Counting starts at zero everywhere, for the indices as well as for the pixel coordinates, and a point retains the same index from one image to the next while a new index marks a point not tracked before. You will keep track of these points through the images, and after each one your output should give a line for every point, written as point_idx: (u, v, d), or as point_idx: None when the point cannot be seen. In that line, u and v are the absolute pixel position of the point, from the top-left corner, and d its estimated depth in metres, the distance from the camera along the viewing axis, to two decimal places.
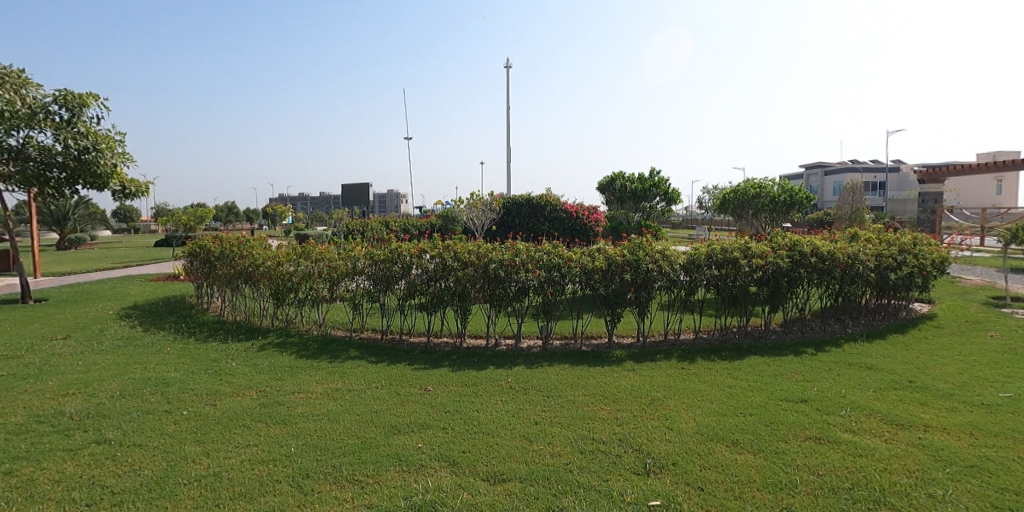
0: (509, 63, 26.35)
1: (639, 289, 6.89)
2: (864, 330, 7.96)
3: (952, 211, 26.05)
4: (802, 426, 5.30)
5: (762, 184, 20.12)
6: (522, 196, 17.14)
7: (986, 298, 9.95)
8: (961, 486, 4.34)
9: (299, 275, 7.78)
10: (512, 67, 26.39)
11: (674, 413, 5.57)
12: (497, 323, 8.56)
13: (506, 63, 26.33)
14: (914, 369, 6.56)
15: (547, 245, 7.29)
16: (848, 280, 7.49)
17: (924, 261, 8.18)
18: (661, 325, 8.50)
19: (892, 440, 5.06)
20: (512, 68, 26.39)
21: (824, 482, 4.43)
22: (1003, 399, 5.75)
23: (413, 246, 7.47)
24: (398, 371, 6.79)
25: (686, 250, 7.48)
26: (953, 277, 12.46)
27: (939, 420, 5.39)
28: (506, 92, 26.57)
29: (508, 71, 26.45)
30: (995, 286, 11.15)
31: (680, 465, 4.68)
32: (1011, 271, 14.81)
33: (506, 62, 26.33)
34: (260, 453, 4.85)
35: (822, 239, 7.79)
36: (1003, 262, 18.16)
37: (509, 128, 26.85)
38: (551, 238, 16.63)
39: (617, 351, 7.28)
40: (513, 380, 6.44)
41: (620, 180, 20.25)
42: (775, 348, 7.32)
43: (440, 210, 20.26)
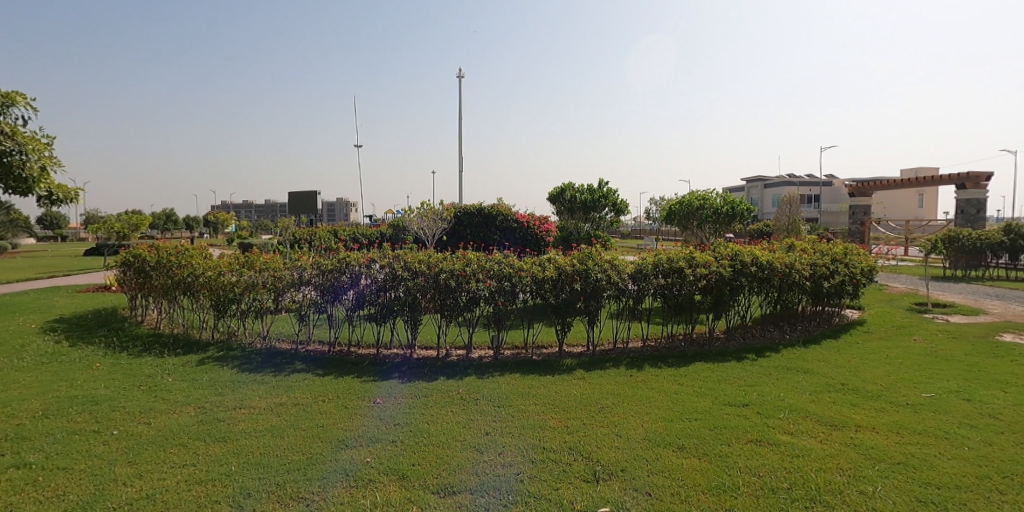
0: (464, 70, 26.35)
1: (588, 298, 6.94)
2: (801, 336, 8.28)
3: (880, 223, 27.70)
4: (744, 430, 5.52)
5: (705, 196, 20.87)
6: (474, 206, 17.08)
7: (909, 304, 10.63)
8: (889, 483, 4.70)
9: (241, 285, 7.46)
10: (465, 73, 26.41)
11: (623, 421, 5.66)
12: (448, 333, 8.45)
13: (461, 68, 26.27)
14: (846, 372, 6.92)
15: (498, 254, 7.24)
16: (786, 288, 7.80)
17: (854, 270, 8.64)
18: (610, 333, 8.58)
19: (826, 441, 5.37)
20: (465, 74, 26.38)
21: (764, 483, 4.67)
22: (926, 399, 6.21)
23: (362, 255, 7.27)
24: (345, 383, 6.60)
25: (634, 260, 7.59)
26: (879, 285, 13.25)
27: (869, 420, 5.76)
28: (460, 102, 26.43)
29: (461, 79, 26.42)
30: (918, 293, 11.93)
31: (629, 471, 4.78)
32: (929, 279, 15.95)
33: (461, 69, 26.31)
34: (199, 472, 4.62)
35: (760, 249, 8.10)
36: (925, 270, 19.49)
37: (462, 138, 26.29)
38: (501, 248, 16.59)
39: (567, 360, 7.31)
40: (464, 390, 6.36)
41: (570, 191, 20.51)
42: (719, 354, 7.52)
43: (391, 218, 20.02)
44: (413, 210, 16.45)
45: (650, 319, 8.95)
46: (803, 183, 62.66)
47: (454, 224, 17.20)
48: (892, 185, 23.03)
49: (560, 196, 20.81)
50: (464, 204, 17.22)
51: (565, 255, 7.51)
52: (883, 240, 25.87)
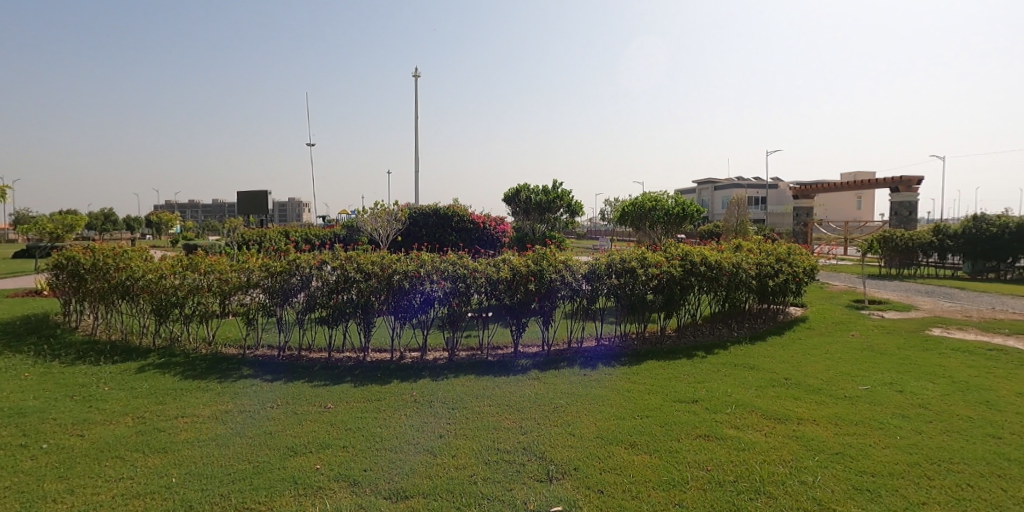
0: (418, 73, 24.68)
1: (543, 299, 6.98)
2: (748, 333, 8.56)
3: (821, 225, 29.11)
4: (693, 426, 5.66)
5: (657, 198, 21.35)
6: (429, 206, 16.84)
7: (847, 301, 11.18)
8: (828, 472, 4.91)
9: (184, 288, 7.17)
10: (419, 76, 24.71)
11: (577, 419, 5.71)
12: (402, 336, 8.34)
13: (416, 71, 24.56)
14: (790, 368, 7.19)
15: (452, 255, 7.18)
16: (733, 287, 8.05)
17: (797, 269, 9.01)
18: (565, 333, 8.65)
19: (771, 434, 5.56)
20: (420, 77, 24.62)
21: (712, 476, 4.80)
22: (862, 391, 6.53)
23: (312, 256, 7.08)
24: (295, 389, 6.41)
25: (588, 260, 7.68)
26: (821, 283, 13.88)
27: (810, 412, 6.01)
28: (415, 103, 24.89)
29: (417, 79, 24.71)
30: (855, 290, 12.57)
31: (581, 470, 4.82)
32: (865, 277, 16.86)
33: (416, 72, 24.64)
34: (136, 486, 4.39)
35: (709, 249, 8.34)
36: (862, 269, 20.58)
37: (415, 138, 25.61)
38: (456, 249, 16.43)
39: (522, 361, 7.33)
40: (418, 393, 6.28)
41: (525, 192, 20.68)
42: (670, 352, 7.70)
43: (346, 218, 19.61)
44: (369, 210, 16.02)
45: (604, 319, 9.07)
46: (753, 186, 65.08)
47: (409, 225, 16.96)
48: (833, 187, 24.21)
49: (516, 197, 21.03)
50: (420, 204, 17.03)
51: (519, 255, 7.52)
52: (824, 241, 27.18)
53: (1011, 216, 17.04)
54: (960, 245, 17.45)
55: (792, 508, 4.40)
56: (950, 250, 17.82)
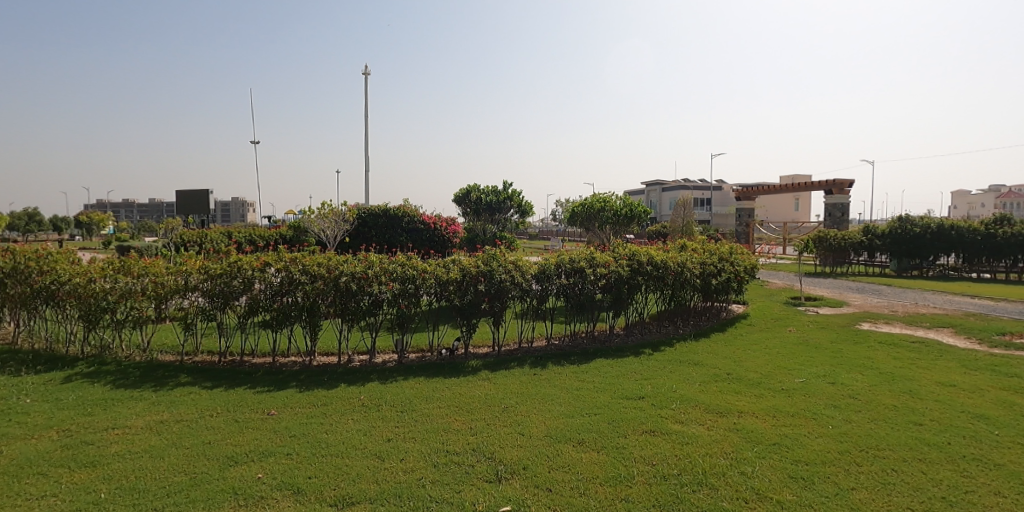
0: (368, 71, 23.15)
1: (493, 300, 7.01)
2: (693, 330, 8.84)
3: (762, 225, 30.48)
4: (639, 422, 5.79)
5: (605, 199, 21.59)
6: (379, 206, 16.13)
7: (785, 298, 11.73)
8: (766, 462, 5.13)
9: (115, 293, 6.80)
10: (368, 74, 23.20)
11: (526, 419, 5.75)
12: (350, 339, 8.17)
13: (365, 71, 23.12)
14: (732, 363, 7.47)
15: (401, 256, 7.09)
16: (678, 286, 8.30)
17: (738, 268, 9.37)
18: (515, 333, 8.68)
19: (713, 427, 5.76)
20: (369, 76, 23.19)
21: (657, 471, 4.92)
22: (798, 384, 6.86)
23: (255, 258, 6.84)
24: (236, 395, 6.19)
25: (538, 260, 7.73)
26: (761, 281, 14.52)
27: (750, 405, 6.26)
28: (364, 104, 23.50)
29: (367, 78, 23.23)
30: (792, 288, 13.21)
31: (530, 469, 4.86)
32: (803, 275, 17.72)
33: (365, 69, 23.10)
34: (60, 504, 4.12)
35: (656, 249, 8.56)
36: (800, 266, 21.66)
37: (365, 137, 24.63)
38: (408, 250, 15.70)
39: (473, 361, 7.31)
40: (366, 397, 6.17)
41: (476, 192, 20.77)
42: (618, 350, 7.85)
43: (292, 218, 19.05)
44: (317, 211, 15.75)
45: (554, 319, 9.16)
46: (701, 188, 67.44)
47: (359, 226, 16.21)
48: (773, 189, 25.38)
49: (467, 198, 21.05)
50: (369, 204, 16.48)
51: (470, 256, 7.51)
52: (764, 241, 28.47)
53: (931, 217, 18.47)
54: (887, 244, 18.50)
55: (733, 498, 4.57)
56: (878, 249, 18.84)
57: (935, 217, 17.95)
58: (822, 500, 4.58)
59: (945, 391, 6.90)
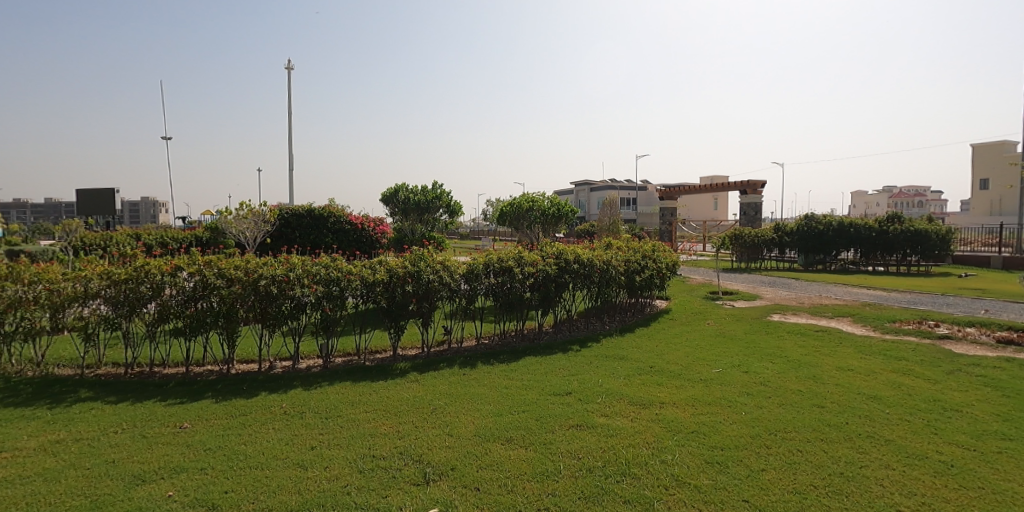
0: (290, 65, 22.59)
1: (421, 300, 6.96)
2: (618, 325, 9.16)
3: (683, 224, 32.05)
4: (566, 417, 5.94)
5: (533, 199, 22.05)
6: (302, 206, 15.31)
7: (705, 293, 12.39)
8: (684, 450, 5.40)
9: (2, 302, 6.19)
10: (291, 69, 22.66)
11: (455, 420, 5.76)
12: (272, 345, 7.87)
13: (288, 64, 22.51)
14: (654, 356, 7.81)
15: (325, 257, 6.89)
16: (604, 283, 8.59)
17: (660, 264, 9.80)
18: (444, 334, 8.67)
19: (636, 419, 6.00)
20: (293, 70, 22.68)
21: (583, 464, 5.07)
22: (714, 374, 7.27)
23: (164, 262, 6.42)
24: (145, 409, 5.81)
25: (466, 260, 7.74)
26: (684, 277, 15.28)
27: (670, 396, 6.58)
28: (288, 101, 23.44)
29: (288, 73, 22.70)
30: (711, 283, 13.99)
31: (458, 469, 4.87)
32: (720, 271, 18.81)
33: (287, 64, 22.53)
34: None
35: (582, 248, 8.80)
36: (719, 262, 22.96)
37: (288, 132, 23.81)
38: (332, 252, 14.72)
39: (401, 363, 7.23)
40: (288, 405, 5.96)
41: (405, 191, 20.07)
42: (546, 347, 8.01)
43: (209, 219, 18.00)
44: (238, 211, 15.00)
45: (484, 318, 9.22)
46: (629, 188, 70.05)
47: (282, 227, 15.20)
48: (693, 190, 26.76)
49: (395, 198, 20.60)
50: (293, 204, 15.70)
51: (398, 256, 7.41)
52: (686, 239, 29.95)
53: (832, 214, 20.28)
54: (795, 241, 20.19)
55: (654, 486, 4.78)
56: (787, 245, 20.55)
57: (835, 215, 19.63)
58: (735, 483, 4.87)
59: (843, 375, 7.54)
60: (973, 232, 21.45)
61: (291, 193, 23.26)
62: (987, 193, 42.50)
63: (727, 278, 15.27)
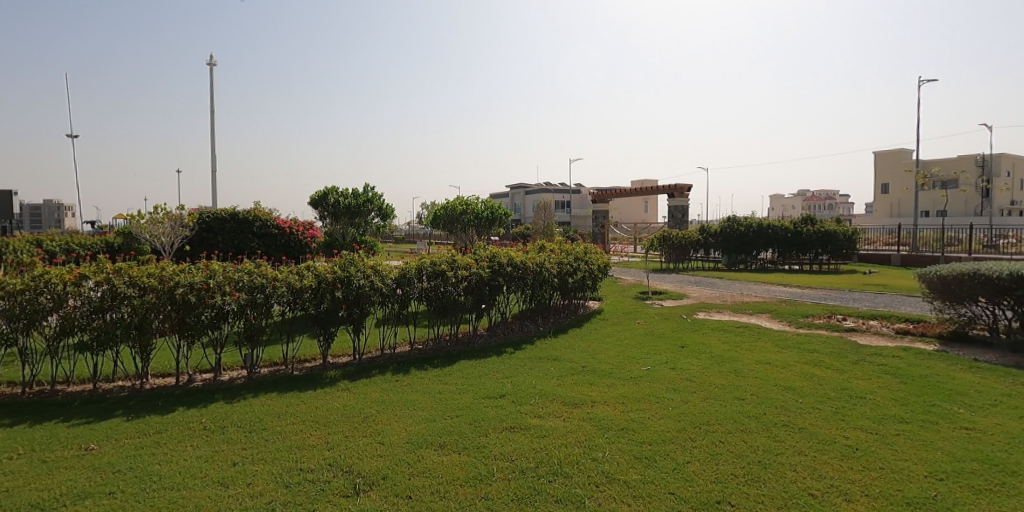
0: (215, 61, 21.51)
1: (351, 306, 6.83)
2: (552, 327, 9.35)
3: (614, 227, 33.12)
4: (500, 420, 6.01)
5: (466, 201, 22.09)
6: (224, 209, 14.51)
7: (635, 293, 12.85)
8: (614, 447, 5.59)
9: None
10: (216, 65, 21.65)
11: (387, 427, 5.69)
12: (191, 358, 7.49)
13: (212, 59, 21.47)
14: (587, 356, 8.03)
15: (248, 263, 6.62)
16: (537, 285, 8.74)
17: (592, 266, 10.08)
18: (377, 340, 8.54)
19: (568, 419, 6.15)
20: (217, 66, 21.65)
21: (515, 466, 5.15)
22: (643, 372, 7.57)
23: (67, 271, 5.96)
24: (45, 432, 5.37)
25: (399, 264, 7.65)
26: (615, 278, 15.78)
27: (601, 395, 6.78)
28: (212, 96, 22.21)
29: (213, 69, 21.67)
30: (641, 283, 14.53)
31: (390, 478, 4.82)
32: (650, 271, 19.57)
33: (211, 59, 21.45)
34: None
35: (516, 250, 8.91)
36: (649, 263, 23.86)
37: (212, 129, 22.58)
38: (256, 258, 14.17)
39: (331, 372, 7.07)
40: (208, 419, 5.70)
41: (334, 195, 18.69)
42: (481, 351, 8.06)
43: (121, 224, 16.76)
44: (152, 214, 14.11)
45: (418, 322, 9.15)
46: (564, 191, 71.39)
47: (202, 231, 14.40)
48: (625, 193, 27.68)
49: (324, 201, 18.89)
50: (214, 207, 14.90)
51: (327, 261, 7.22)
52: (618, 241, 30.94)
53: (751, 216, 21.37)
54: (719, 241, 21.10)
55: (585, 483, 4.92)
56: (712, 246, 21.38)
57: (755, 218, 20.69)
58: (662, 476, 5.09)
59: (761, 368, 8.03)
60: (876, 232, 23.45)
61: (213, 195, 22.08)
62: (888, 196, 46.34)
63: (656, 279, 15.99)
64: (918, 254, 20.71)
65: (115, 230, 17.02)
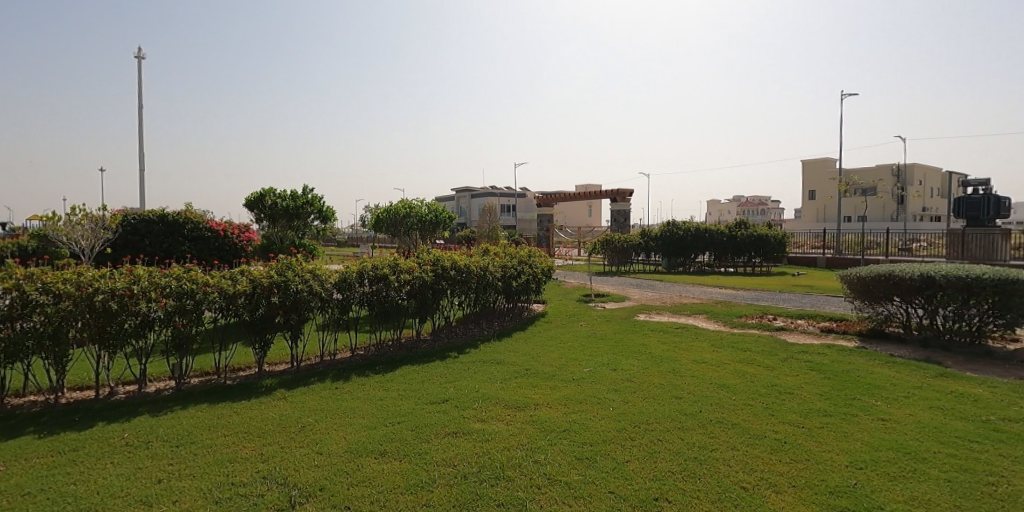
0: (142, 54, 20.24)
1: (288, 312, 6.64)
2: (496, 330, 9.41)
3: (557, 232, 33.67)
4: (442, 425, 5.99)
5: (409, 205, 21.86)
6: (152, 210, 13.69)
7: (579, 295, 13.11)
8: (556, 449, 5.69)
9: None
10: (144, 58, 20.35)
11: (325, 436, 5.56)
12: (113, 369, 7.07)
13: (139, 52, 20.23)
14: (530, 359, 8.13)
15: (176, 267, 6.31)
16: (480, 289, 8.78)
17: (536, 269, 10.21)
18: (316, 346, 8.34)
19: (511, 422, 6.21)
20: (145, 59, 20.37)
21: (457, 471, 5.15)
22: (585, 373, 7.74)
23: None
24: None
25: (339, 268, 7.49)
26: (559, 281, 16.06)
27: (544, 397, 6.88)
28: (138, 89, 20.92)
29: (140, 62, 20.41)
30: (585, 286, 14.84)
31: (327, 489, 4.71)
32: (593, 274, 20.00)
33: (138, 52, 20.21)
34: None
35: (459, 254, 8.91)
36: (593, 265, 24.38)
37: (139, 123, 21.25)
38: (187, 261, 13.49)
39: (267, 380, 6.85)
40: (132, 434, 5.40)
41: (270, 196, 17.91)
42: (424, 355, 8.01)
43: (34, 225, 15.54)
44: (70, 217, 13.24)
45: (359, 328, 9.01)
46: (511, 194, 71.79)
47: (126, 233, 13.60)
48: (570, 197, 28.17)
49: (259, 203, 18.02)
50: (141, 209, 14.09)
51: (262, 266, 6.98)
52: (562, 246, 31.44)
53: (690, 220, 22.21)
54: (659, 246, 21.86)
55: (527, 486, 4.98)
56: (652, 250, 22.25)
57: (693, 222, 21.55)
58: (601, 476, 5.22)
59: (698, 367, 8.37)
60: (804, 236, 24.91)
61: (139, 195, 20.83)
62: (816, 202, 49.24)
63: (600, 280, 16.77)
64: (842, 257, 22.15)
65: (27, 232, 15.77)
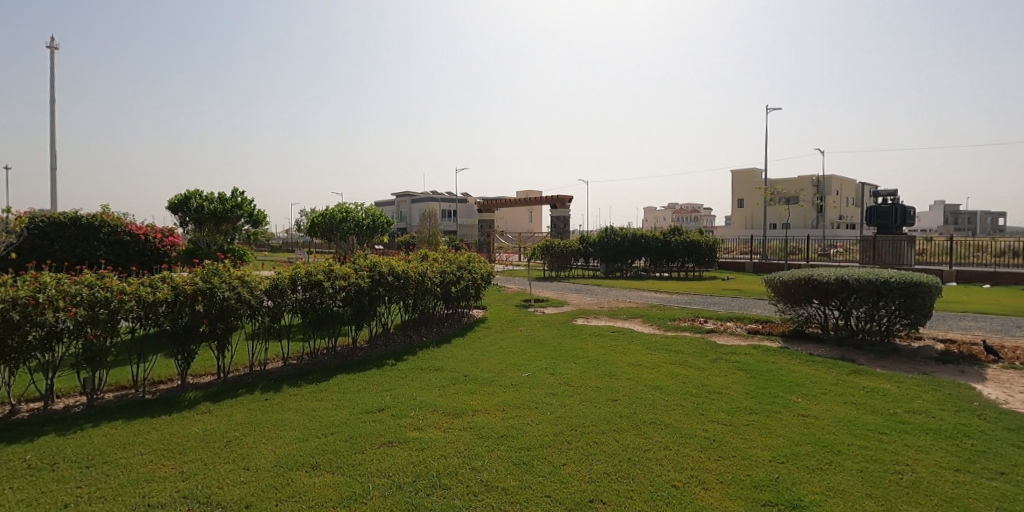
0: (55, 43, 18.81)
1: (214, 321, 6.36)
2: (435, 336, 9.38)
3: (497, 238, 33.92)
4: (378, 434, 5.92)
5: (346, 209, 21.40)
6: (62, 211, 12.69)
7: (519, 300, 13.26)
8: (494, 454, 5.75)
9: None
10: (57, 48, 18.90)
11: (252, 451, 5.37)
12: (14, 387, 6.54)
13: (50, 42, 18.78)
14: (468, 365, 8.16)
15: (88, 274, 5.91)
16: (419, 295, 8.73)
17: (476, 275, 10.27)
18: (244, 356, 8.03)
19: (448, 429, 6.21)
20: (58, 49, 18.92)
21: (393, 481, 5.10)
22: (523, 378, 7.85)
23: None
24: None
25: (270, 274, 7.24)
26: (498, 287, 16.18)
27: (481, 403, 6.93)
28: (50, 80, 19.41)
29: (51, 51, 18.95)
30: (525, 291, 15.03)
31: (254, 506, 4.55)
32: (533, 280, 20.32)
33: (50, 41, 18.76)
34: None
35: (397, 259, 8.82)
36: (532, 271, 24.75)
37: (51, 116, 19.70)
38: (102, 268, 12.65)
39: (191, 394, 6.54)
40: (35, 456, 5.01)
41: (196, 199, 16.97)
42: (360, 364, 7.88)
43: None
44: None
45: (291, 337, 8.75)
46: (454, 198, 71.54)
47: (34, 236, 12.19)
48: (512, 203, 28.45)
49: (184, 206, 17.05)
50: (49, 210, 13.03)
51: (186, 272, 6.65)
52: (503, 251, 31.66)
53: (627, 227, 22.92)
54: (598, 252, 22.46)
55: (464, 494, 5.00)
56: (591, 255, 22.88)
57: (629, 229, 22.25)
58: (538, 480, 5.31)
59: (632, 369, 8.67)
60: (734, 241, 26.29)
61: (49, 195, 19.29)
62: (745, 210, 51.97)
63: (538, 285, 16.96)
64: (767, 262, 23.52)
65: None
